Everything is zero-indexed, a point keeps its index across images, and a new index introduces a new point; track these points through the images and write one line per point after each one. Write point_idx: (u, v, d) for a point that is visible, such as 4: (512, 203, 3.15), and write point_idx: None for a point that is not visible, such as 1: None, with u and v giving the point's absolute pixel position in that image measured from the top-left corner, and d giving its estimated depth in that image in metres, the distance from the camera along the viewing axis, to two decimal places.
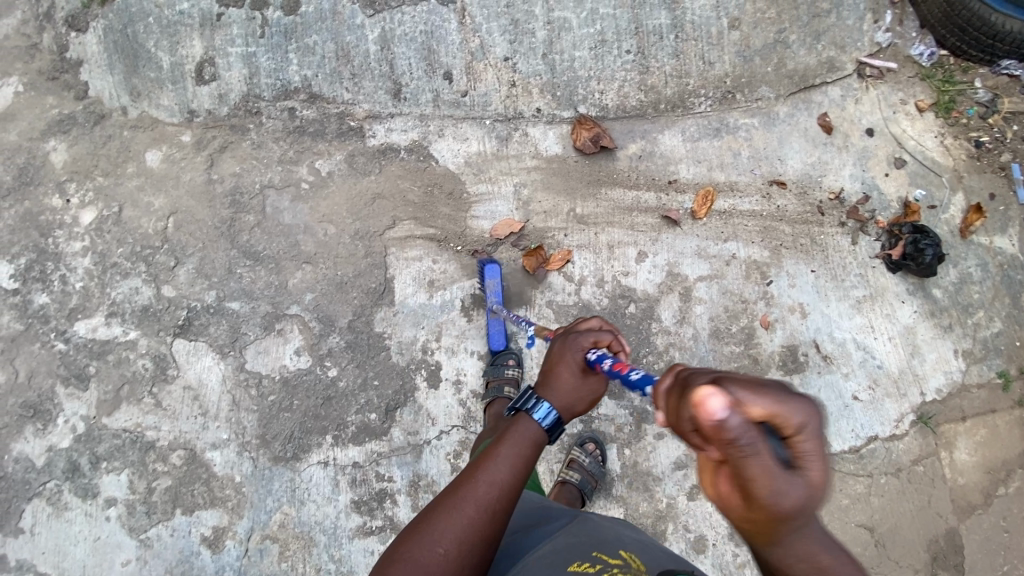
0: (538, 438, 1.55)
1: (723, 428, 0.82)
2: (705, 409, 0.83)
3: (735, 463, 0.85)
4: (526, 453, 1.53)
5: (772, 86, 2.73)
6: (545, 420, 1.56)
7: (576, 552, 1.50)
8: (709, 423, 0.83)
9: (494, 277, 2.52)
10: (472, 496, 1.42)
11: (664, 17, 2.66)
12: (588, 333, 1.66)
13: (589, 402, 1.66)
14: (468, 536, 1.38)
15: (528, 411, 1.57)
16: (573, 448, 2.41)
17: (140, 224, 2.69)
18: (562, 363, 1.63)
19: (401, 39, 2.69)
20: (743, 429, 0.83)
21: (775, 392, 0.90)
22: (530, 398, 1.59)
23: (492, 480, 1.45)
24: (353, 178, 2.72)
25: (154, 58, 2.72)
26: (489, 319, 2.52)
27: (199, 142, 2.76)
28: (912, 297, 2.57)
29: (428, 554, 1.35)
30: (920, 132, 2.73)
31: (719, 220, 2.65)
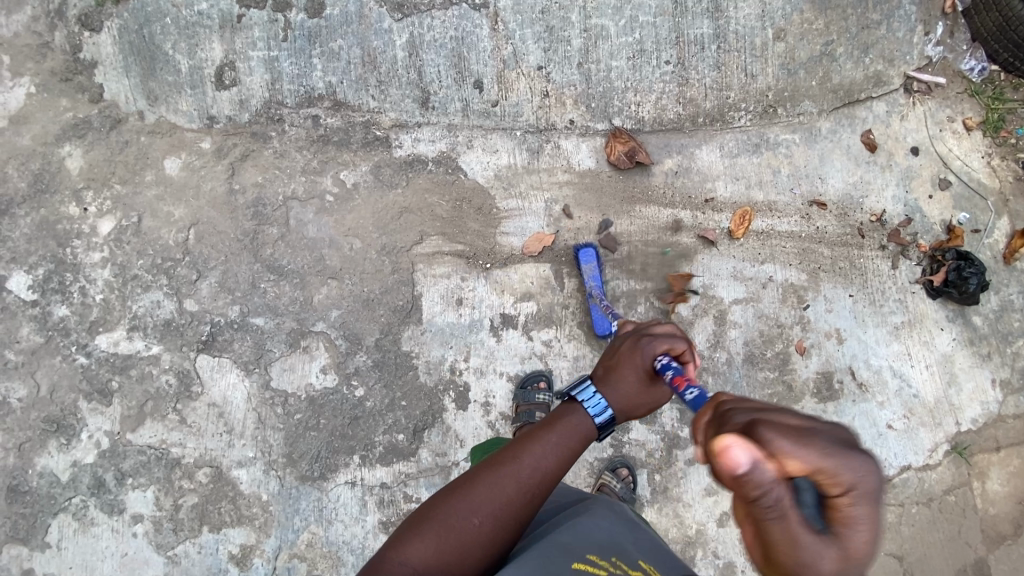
0: (589, 434, 1.50)
1: (750, 482, 0.90)
2: (729, 461, 0.90)
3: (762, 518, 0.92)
4: (573, 445, 1.48)
5: (815, 101, 2.62)
6: (598, 417, 1.52)
7: (598, 544, 1.39)
8: (733, 474, 0.90)
9: (591, 262, 2.50)
10: (513, 472, 1.40)
11: (706, 27, 2.54)
12: (661, 339, 1.55)
13: (646, 409, 1.59)
14: (504, 515, 1.36)
15: (582, 401, 1.53)
16: (605, 473, 2.37)
17: (161, 234, 2.62)
18: (627, 364, 1.56)
19: (430, 45, 2.58)
20: (768, 485, 0.89)
21: (823, 446, 0.92)
22: (587, 388, 1.55)
23: (536, 464, 1.42)
24: (380, 190, 2.63)
25: (173, 61, 2.62)
26: (590, 305, 2.46)
27: (220, 150, 2.66)
28: (951, 324, 2.51)
29: (463, 521, 1.33)
30: (967, 152, 2.64)
31: (756, 241, 2.57)
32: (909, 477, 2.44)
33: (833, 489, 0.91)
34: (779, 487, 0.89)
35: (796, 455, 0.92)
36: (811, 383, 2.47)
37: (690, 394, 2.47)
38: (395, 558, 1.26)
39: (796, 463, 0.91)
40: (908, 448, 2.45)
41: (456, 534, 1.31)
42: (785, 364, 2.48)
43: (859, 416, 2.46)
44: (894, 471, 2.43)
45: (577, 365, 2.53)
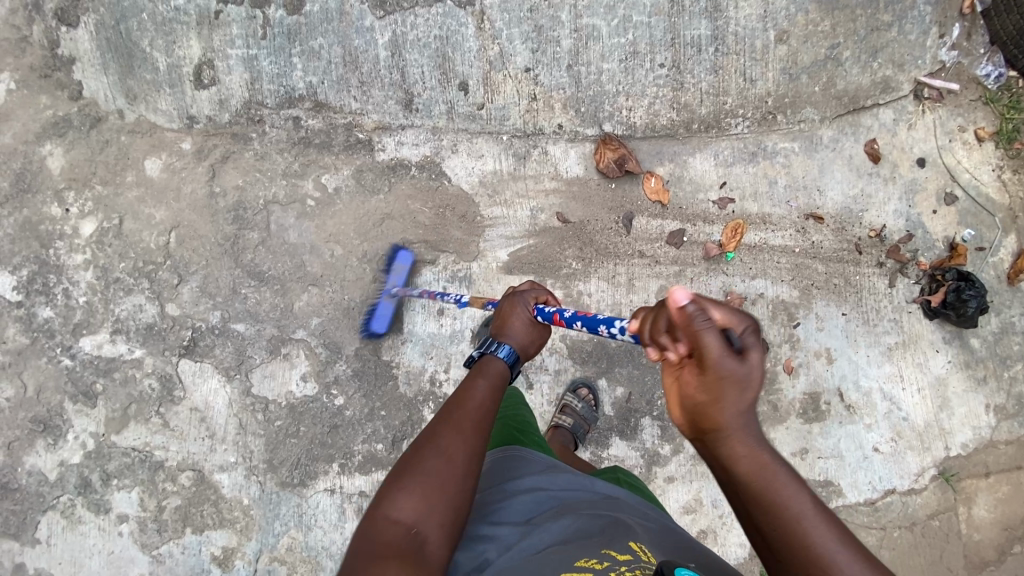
0: (506, 374, 1.58)
1: (686, 313, 1.01)
2: (675, 295, 1.02)
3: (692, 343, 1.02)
4: (501, 382, 1.54)
5: (817, 107, 2.49)
6: (509, 357, 1.61)
7: (584, 544, 1.33)
8: (678, 309, 1.01)
9: (404, 261, 2.52)
10: (468, 415, 1.38)
11: (704, 27, 2.40)
12: (527, 291, 1.81)
13: (537, 349, 1.73)
14: (478, 448, 1.34)
15: (492, 350, 1.62)
16: (567, 394, 2.41)
17: (142, 237, 2.60)
18: (514, 313, 1.72)
19: (414, 45, 2.46)
20: (700, 316, 1.01)
21: (731, 300, 1.09)
22: (491, 341, 1.64)
23: (482, 400, 1.45)
24: (361, 196, 2.57)
25: (150, 59, 2.54)
26: (382, 299, 2.50)
27: (200, 151, 2.61)
28: (948, 346, 2.43)
29: (439, 466, 1.27)
30: (976, 164, 2.51)
31: (748, 255, 2.49)
32: (892, 501, 2.40)
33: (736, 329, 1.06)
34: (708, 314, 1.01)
35: (716, 304, 1.07)
36: (797, 403, 2.42)
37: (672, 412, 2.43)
38: (385, 516, 1.21)
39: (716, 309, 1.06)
40: (893, 472, 2.40)
41: (434, 479, 1.25)
42: (771, 384, 2.43)
43: (844, 438, 2.41)
44: (878, 494, 2.39)
45: (558, 380, 2.48)
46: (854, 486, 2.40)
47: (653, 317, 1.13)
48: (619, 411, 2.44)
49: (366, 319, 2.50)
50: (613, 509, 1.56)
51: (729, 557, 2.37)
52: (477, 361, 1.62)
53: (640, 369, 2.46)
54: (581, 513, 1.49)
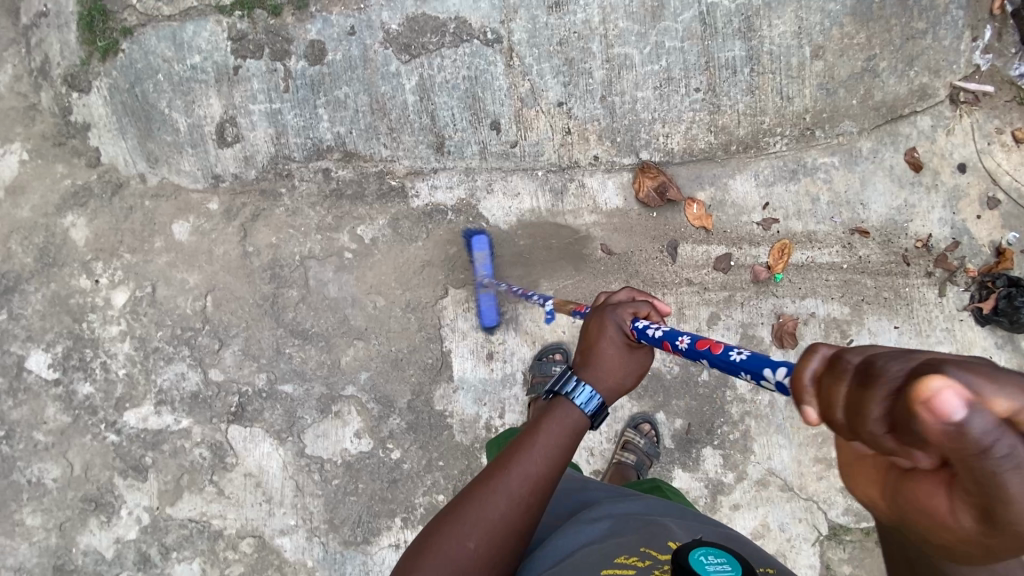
0: (580, 425, 1.40)
1: (968, 433, 0.59)
2: (941, 411, 0.58)
3: (980, 477, 0.63)
4: (559, 445, 1.38)
5: (855, 120, 2.47)
6: (588, 405, 1.40)
7: (622, 541, 1.29)
8: (956, 431, 0.59)
9: (484, 249, 2.46)
10: (502, 491, 1.30)
11: (738, 49, 2.37)
12: (624, 306, 1.50)
13: (634, 378, 1.49)
14: (499, 532, 1.27)
15: (568, 394, 1.41)
16: (628, 430, 2.40)
17: (177, 303, 2.54)
18: (603, 338, 1.47)
19: (442, 88, 2.42)
20: (994, 433, 0.59)
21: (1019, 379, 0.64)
22: (570, 379, 1.42)
23: (524, 472, 1.32)
24: (400, 244, 2.52)
25: (169, 120, 2.48)
26: (481, 293, 2.47)
27: (229, 211, 2.54)
28: (1001, 351, 2.43)
29: (458, 547, 1.25)
30: (1017, 165, 2.49)
31: (796, 275, 2.47)
32: None
33: None
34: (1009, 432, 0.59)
35: (1001, 392, 0.62)
36: None
37: (733, 439, 2.44)
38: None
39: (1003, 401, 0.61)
40: None
41: (450, 563, 1.23)
42: None
43: None
44: None
45: (616, 416, 2.46)
46: None
47: (857, 396, 0.69)
48: (679, 443, 2.44)
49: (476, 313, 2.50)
50: (651, 508, 1.51)
51: None
52: (547, 404, 1.44)
53: (698, 399, 2.46)
54: (619, 512, 1.45)
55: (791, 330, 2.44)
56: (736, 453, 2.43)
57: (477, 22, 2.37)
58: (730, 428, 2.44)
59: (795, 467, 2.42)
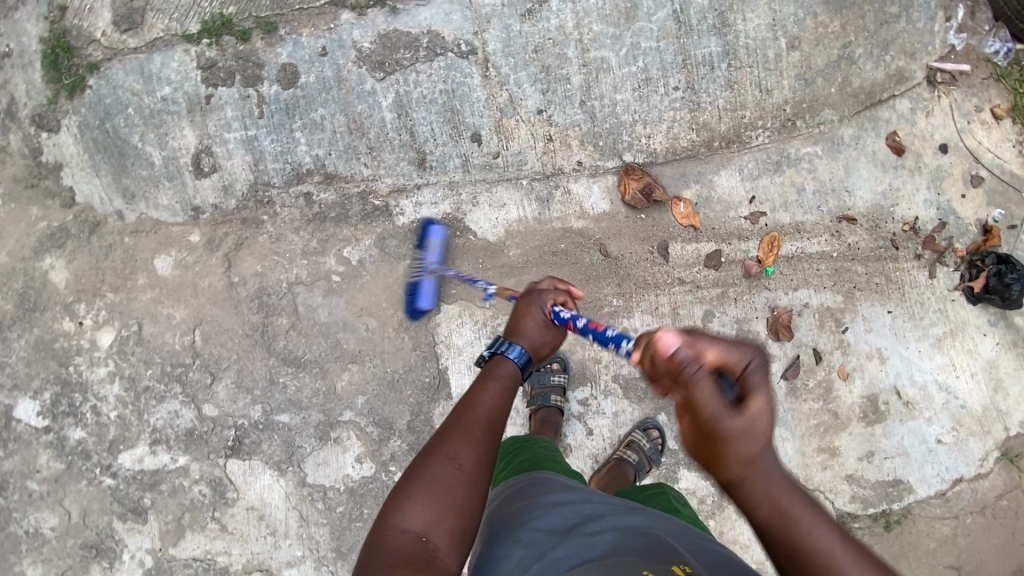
0: (517, 375, 1.59)
1: (676, 360, 1.18)
2: (665, 345, 1.20)
3: (691, 398, 1.14)
4: (510, 384, 1.56)
5: (835, 108, 2.47)
6: (519, 359, 1.60)
7: (624, 563, 1.24)
8: (670, 357, 1.19)
9: (438, 238, 2.44)
10: (475, 419, 1.43)
11: (714, 45, 2.36)
12: (547, 291, 1.72)
13: (551, 351, 1.70)
14: (481, 454, 1.37)
15: (503, 351, 1.60)
16: (635, 430, 2.39)
17: (165, 340, 2.49)
18: (529, 315, 1.67)
19: (420, 103, 2.39)
20: (691, 362, 1.17)
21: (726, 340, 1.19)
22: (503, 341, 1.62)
23: (486, 407, 1.47)
24: (388, 264, 2.49)
25: (143, 154, 2.43)
26: (422, 277, 2.44)
27: (211, 242, 2.50)
28: (994, 328, 2.45)
29: (446, 470, 1.31)
30: (997, 142, 2.50)
31: (787, 267, 2.47)
32: (962, 489, 2.42)
33: (733, 369, 1.18)
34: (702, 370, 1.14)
35: (712, 348, 1.19)
36: (857, 408, 2.43)
37: None
38: (393, 526, 1.23)
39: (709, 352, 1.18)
40: (959, 461, 2.42)
41: (440, 484, 1.29)
42: (829, 392, 2.44)
43: (907, 435, 2.43)
44: (947, 485, 2.42)
45: (617, 420, 2.45)
46: (923, 481, 2.42)
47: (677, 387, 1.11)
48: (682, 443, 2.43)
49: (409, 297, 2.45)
50: (658, 528, 1.45)
51: None
52: (488, 364, 1.61)
53: None
54: (624, 530, 1.39)
55: (785, 323, 2.44)
56: None
57: (451, 34, 2.34)
58: None
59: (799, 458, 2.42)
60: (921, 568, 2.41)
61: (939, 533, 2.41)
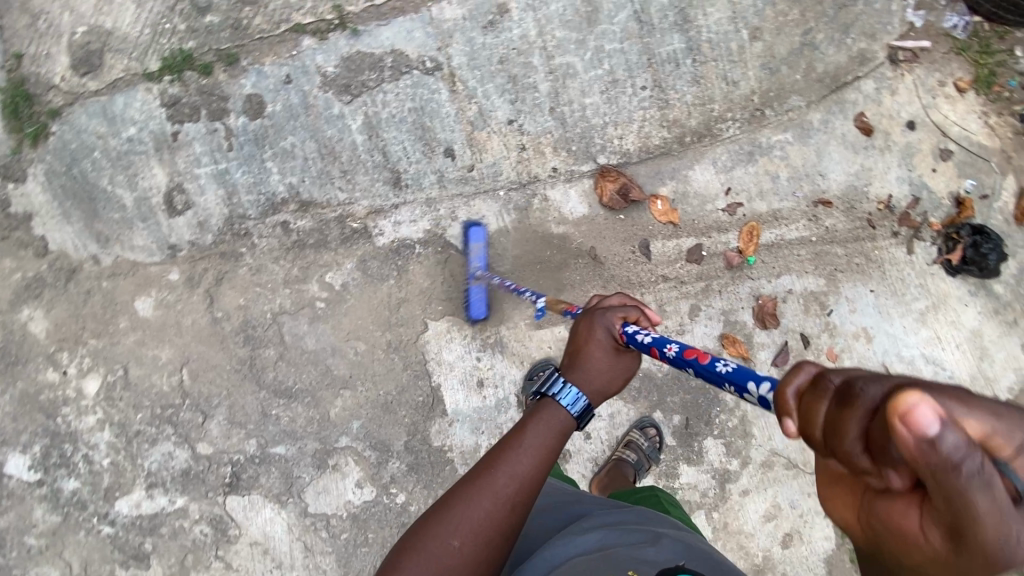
0: (564, 429, 1.46)
1: (940, 449, 0.67)
2: (917, 425, 0.67)
3: (949, 495, 0.69)
4: (550, 444, 1.44)
5: (802, 94, 2.49)
6: (574, 406, 1.47)
7: (610, 560, 1.28)
8: (929, 444, 0.67)
9: (479, 241, 2.43)
10: (489, 487, 1.36)
11: (677, 41, 2.37)
12: (613, 310, 1.58)
13: (620, 381, 1.58)
14: (486, 530, 1.32)
15: (555, 395, 1.47)
16: (632, 430, 2.41)
17: (152, 382, 2.46)
18: (592, 343, 1.55)
19: (390, 122, 2.38)
20: (962, 450, 0.67)
21: (987, 404, 0.76)
22: (557, 380, 1.49)
23: (512, 473, 1.38)
24: (372, 286, 2.47)
25: (114, 197, 2.40)
26: (471, 286, 2.41)
27: (191, 279, 2.47)
28: (975, 298, 2.48)
29: (444, 544, 1.30)
30: (963, 115, 2.54)
31: (768, 255, 2.49)
32: None
33: (1001, 449, 0.73)
34: (976, 454, 0.67)
35: (968, 415, 0.75)
36: None
37: (732, 427, 2.45)
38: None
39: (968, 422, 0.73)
40: None
41: (437, 560, 1.29)
42: None
43: None
44: None
45: (614, 422, 2.45)
46: None
47: (835, 418, 0.80)
48: (680, 438, 2.44)
49: (465, 305, 2.46)
50: (646, 521, 1.49)
51: (818, 552, 2.42)
52: (535, 405, 1.50)
53: (692, 392, 2.46)
54: (613, 524, 1.43)
55: (771, 311, 2.46)
56: (738, 439, 2.44)
57: (414, 51, 2.33)
58: (727, 415, 2.45)
59: (796, 443, 2.45)
60: None
61: None
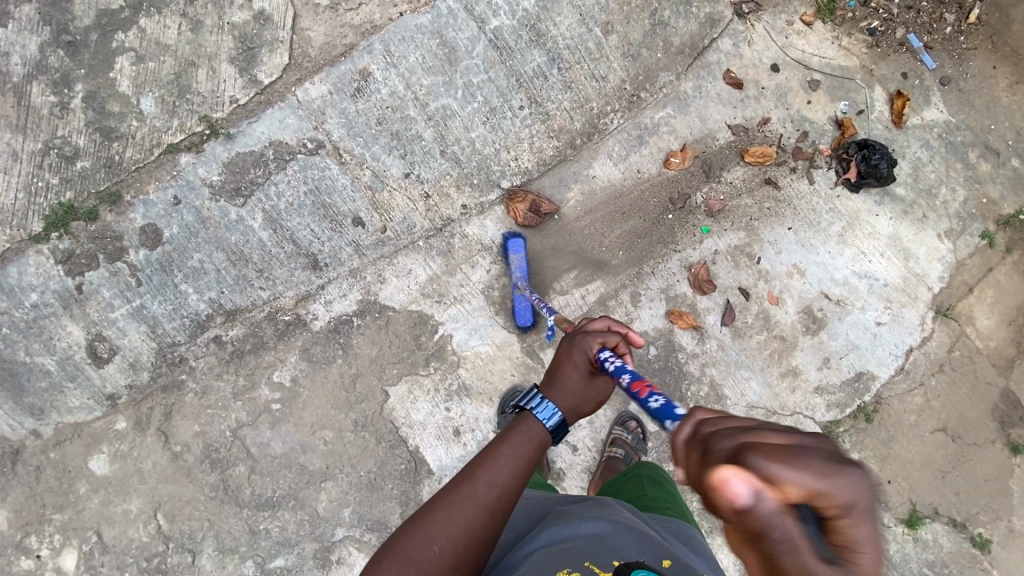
0: (541, 442, 1.43)
1: (742, 509, 0.79)
2: (726, 491, 0.80)
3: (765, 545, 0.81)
4: (529, 456, 1.40)
5: (669, 69, 2.60)
6: (549, 421, 1.44)
7: (567, 552, 1.32)
8: (732, 502, 0.80)
9: (519, 252, 2.48)
10: (471, 495, 1.30)
11: (539, 56, 2.46)
12: (594, 333, 1.51)
13: (594, 406, 1.52)
14: (467, 539, 1.27)
15: (532, 409, 1.45)
16: (615, 426, 2.46)
17: (129, 537, 2.36)
18: (569, 362, 1.50)
19: (291, 211, 2.38)
20: (765, 512, 0.79)
21: (820, 463, 0.81)
22: (535, 396, 1.47)
23: (493, 481, 1.33)
24: (321, 371, 2.45)
25: (36, 366, 2.32)
26: (516, 296, 2.45)
27: (139, 422, 2.39)
28: (882, 206, 2.62)
29: (423, 550, 1.23)
30: (818, 45, 2.70)
31: (687, 224, 2.58)
32: (916, 358, 2.56)
33: (830, 510, 0.80)
34: (783, 520, 0.79)
35: (799, 481, 0.80)
36: (798, 324, 2.55)
37: (705, 395, 2.50)
38: None
39: (794, 488, 0.79)
40: (903, 333, 2.57)
41: (415, 566, 1.22)
42: (768, 320, 2.54)
43: (850, 329, 2.56)
44: (902, 358, 2.55)
45: (595, 426, 2.48)
46: (881, 364, 2.55)
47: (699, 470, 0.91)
48: None
49: (512, 315, 2.50)
50: (604, 509, 1.55)
51: None
52: (515, 419, 1.47)
53: (658, 375, 2.50)
54: (571, 516, 1.47)
55: (705, 276, 2.54)
56: (714, 405, 2.50)
57: (293, 138, 2.35)
58: (698, 386, 2.50)
59: (767, 390, 2.52)
60: (914, 443, 2.52)
61: (914, 405, 2.54)
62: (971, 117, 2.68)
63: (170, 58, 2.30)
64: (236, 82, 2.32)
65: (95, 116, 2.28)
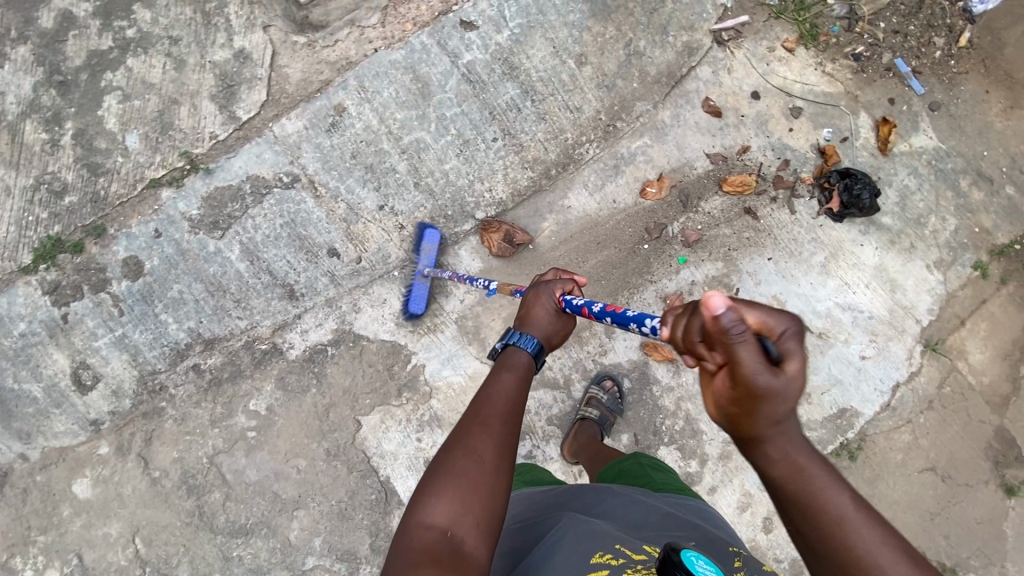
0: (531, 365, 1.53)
1: (719, 322, 1.01)
2: (711, 306, 1.00)
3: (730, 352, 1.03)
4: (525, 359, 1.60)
5: (646, 98, 2.59)
6: (531, 348, 1.54)
7: (598, 536, 1.30)
8: (714, 319, 1.01)
9: (433, 241, 2.48)
10: (497, 387, 1.45)
11: (512, 89, 2.48)
12: (554, 281, 1.67)
13: (563, 339, 1.65)
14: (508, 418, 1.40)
15: (515, 342, 1.54)
16: (591, 386, 2.43)
17: (109, 560, 2.42)
18: (538, 302, 1.63)
19: (267, 243, 2.43)
20: (735, 324, 1.02)
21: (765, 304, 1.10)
22: (513, 332, 1.56)
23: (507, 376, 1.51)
24: (296, 401, 2.48)
25: (23, 393, 2.41)
26: (416, 281, 2.47)
27: (120, 447, 2.46)
28: (867, 236, 2.54)
29: (479, 439, 1.32)
30: (800, 72, 2.65)
31: (663, 255, 2.54)
32: (903, 394, 2.47)
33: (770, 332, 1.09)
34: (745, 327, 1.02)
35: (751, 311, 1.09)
36: None
37: (681, 430, 2.46)
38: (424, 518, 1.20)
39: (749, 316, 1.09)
40: (889, 367, 2.48)
41: (476, 455, 1.28)
42: None
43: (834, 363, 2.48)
44: (889, 394, 2.47)
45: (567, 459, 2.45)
46: (866, 401, 2.46)
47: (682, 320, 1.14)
48: None
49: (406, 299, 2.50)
50: (629, 502, 1.54)
51: None
52: (501, 354, 1.55)
53: (633, 407, 2.46)
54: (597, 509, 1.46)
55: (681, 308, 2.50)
56: (689, 439, 2.45)
57: (270, 172, 2.41)
58: (673, 420, 2.46)
59: None
60: (901, 482, 2.43)
61: (900, 443, 2.45)
62: (962, 143, 2.60)
63: (154, 96, 2.38)
64: (216, 118, 2.40)
65: (83, 152, 2.37)
